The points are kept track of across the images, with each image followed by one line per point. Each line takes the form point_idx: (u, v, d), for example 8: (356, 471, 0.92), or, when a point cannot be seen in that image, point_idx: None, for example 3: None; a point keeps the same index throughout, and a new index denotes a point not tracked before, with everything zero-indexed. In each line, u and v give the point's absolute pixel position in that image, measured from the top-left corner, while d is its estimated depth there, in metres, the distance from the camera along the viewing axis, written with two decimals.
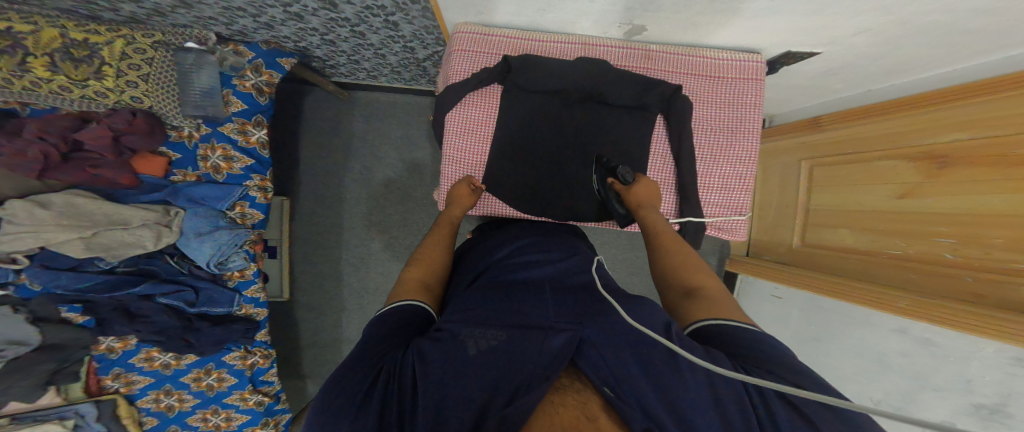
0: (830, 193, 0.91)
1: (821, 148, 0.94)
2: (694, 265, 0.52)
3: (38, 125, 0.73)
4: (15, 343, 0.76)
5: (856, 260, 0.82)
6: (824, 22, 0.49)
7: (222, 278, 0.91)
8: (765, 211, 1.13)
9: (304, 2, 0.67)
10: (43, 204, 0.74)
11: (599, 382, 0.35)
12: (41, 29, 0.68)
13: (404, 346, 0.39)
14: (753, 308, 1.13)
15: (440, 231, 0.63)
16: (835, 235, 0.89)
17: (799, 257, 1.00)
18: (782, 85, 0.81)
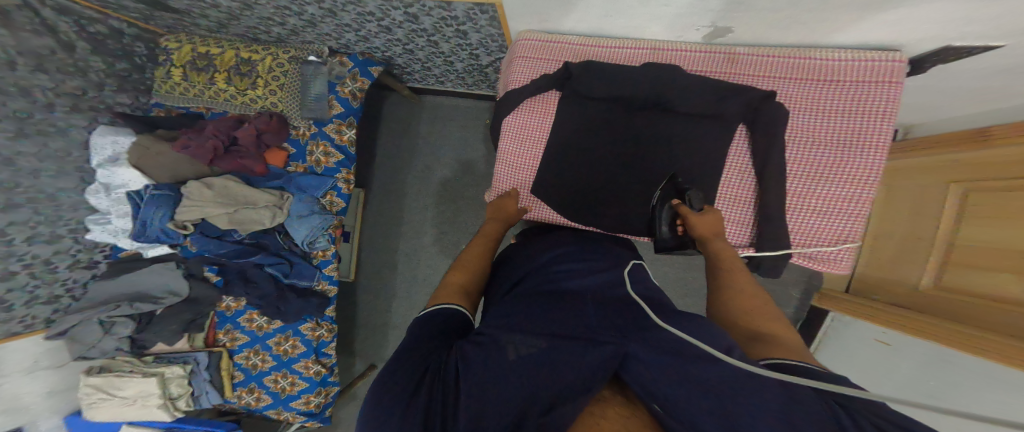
0: (975, 225, 0.66)
1: (979, 166, 0.68)
2: (766, 312, 0.45)
3: (215, 126, 1.00)
4: (173, 293, 1.00)
5: (1001, 314, 0.59)
6: (1007, 8, 0.36)
7: (310, 256, 1.08)
8: (883, 243, 0.89)
9: (392, 16, 0.78)
10: (208, 185, 0.97)
11: (648, 397, 0.31)
12: (224, 52, 0.98)
13: (446, 348, 0.37)
14: (847, 357, 0.90)
15: (480, 243, 0.62)
16: (981, 277, 0.63)
17: (925, 303, 0.75)
18: (922, 87, 0.63)
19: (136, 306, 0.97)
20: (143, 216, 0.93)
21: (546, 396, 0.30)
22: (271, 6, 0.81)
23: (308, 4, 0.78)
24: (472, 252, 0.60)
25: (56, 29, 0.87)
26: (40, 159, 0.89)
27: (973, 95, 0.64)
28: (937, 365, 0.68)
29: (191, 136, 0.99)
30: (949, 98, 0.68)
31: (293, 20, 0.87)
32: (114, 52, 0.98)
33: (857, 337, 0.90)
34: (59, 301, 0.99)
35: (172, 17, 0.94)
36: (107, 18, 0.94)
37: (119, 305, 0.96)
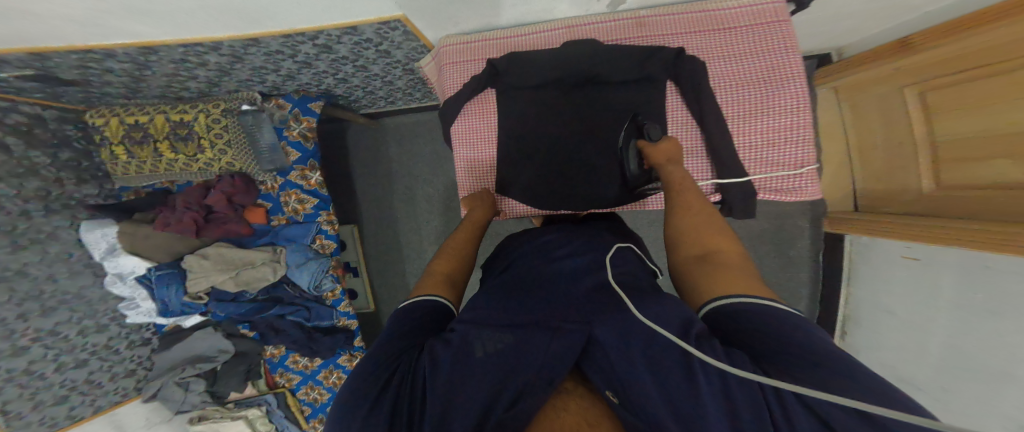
0: (961, 118, 0.64)
1: (922, 71, 0.69)
2: (710, 231, 0.46)
3: (184, 198, 1.04)
4: (223, 350, 1.15)
5: (1006, 198, 0.58)
6: None
7: (323, 298, 1.19)
8: (867, 155, 0.90)
9: (304, 50, 0.76)
10: (204, 256, 1.05)
11: (605, 387, 0.34)
12: (153, 117, 0.95)
13: (418, 346, 0.41)
14: (884, 278, 0.90)
15: (464, 233, 0.64)
16: (985, 168, 0.61)
17: (934, 204, 0.73)
18: (821, 15, 0.67)
19: (198, 366, 1.11)
20: (161, 297, 1.03)
21: (512, 383, 0.35)
22: (168, 62, 0.78)
23: (206, 53, 0.74)
24: (457, 241, 0.62)
25: None
26: (47, 264, 0.94)
27: (891, 10, 0.67)
28: (976, 272, 0.65)
29: (167, 212, 1.03)
30: (852, 21, 0.72)
31: (201, 72, 0.84)
32: (48, 142, 0.92)
33: (886, 252, 0.89)
34: (137, 372, 1.17)
35: (77, 90, 0.87)
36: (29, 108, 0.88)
37: (184, 368, 1.11)
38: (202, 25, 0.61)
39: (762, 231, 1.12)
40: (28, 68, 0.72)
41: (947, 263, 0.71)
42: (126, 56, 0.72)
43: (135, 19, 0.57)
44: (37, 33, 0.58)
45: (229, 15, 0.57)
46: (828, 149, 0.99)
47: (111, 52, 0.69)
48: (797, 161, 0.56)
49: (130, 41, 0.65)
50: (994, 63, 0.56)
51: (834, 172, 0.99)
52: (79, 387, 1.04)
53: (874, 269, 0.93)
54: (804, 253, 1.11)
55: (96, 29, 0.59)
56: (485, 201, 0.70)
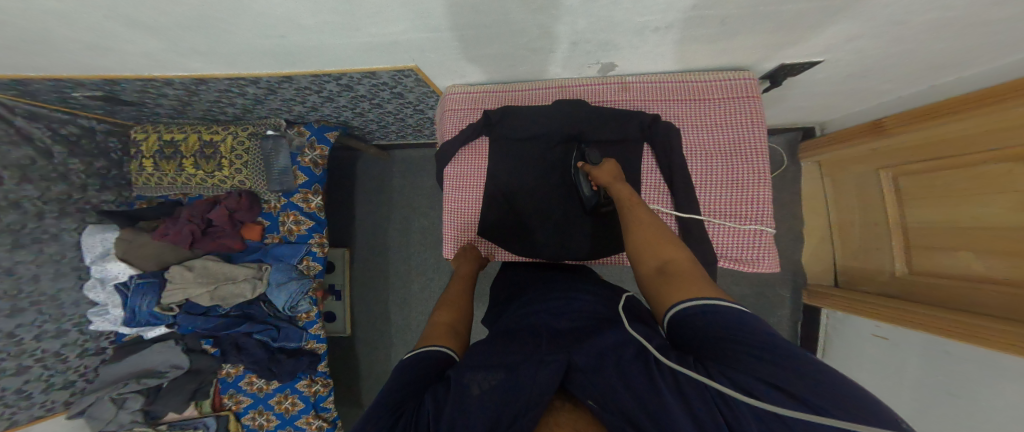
0: (928, 207, 0.70)
1: (902, 154, 0.74)
2: (661, 238, 0.45)
3: (189, 212, 1.07)
4: (176, 366, 1.07)
5: (967, 290, 0.64)
6: (799, 34, 0.45)
7: (296, 319, 1.14)
8: (847, 233, 0.92)
9: (327, 88, 0.84)
10: (189, 267, 1.05)
11: (585, 398, 0.34)
12: (188, 136, 1.03)
13: (418, 395, 0.37)
14: (854, 354, 0.90)
15: (457, 288, 0.63)
16: (950, 258, 0.67)
17: (903, 288, 0.77)
18: (807, 94, 0.70)
19: (143, 381, 1.04)
20: (131, 305, 1.01)
21: (507, 410, 0.32)
22: (213, 91, 0.86)
23: (247, 85, 0.83)
24: (453, 293, 0.61)
25: (31, 137, 0.91)
26: (37, 264, 0.94)
27: (870, 92, 0.70)
28: (937, 358, 0.69)
29: (170, 223, 1.06)
30: (846, 98, 0.74)
31: (240, 100, 0.92)
32: (90, 152, 1.01)
33: (855, 330, 0.90)
34: (74, 385, 1.05)
35: (132, 110, 0.97)
36: (76, 118, 0.97)
37: (126, 383, 1.03)
38: (249, 65, 0.70)
39: (754, 296, 1.07)
40: (99, 91, 0.82)
41: (914, 348, 0.74)
42: (181, 85, 0.81)
43: (195, 57, 0.66)
44: (113, 63, 0.67)
45: (271, 57, 0.65)
46: (810, 220, 1.02)
47: (170, 81, 0.78)
48: (755, 233, 0.60)
49: (187, 73, 0.73)
50: (962, 154, 0.62)
51: (817, 244, 1.01)
52: (6, 398, 0.93)
53: (845, 346, 0.93)
54: (801, 323, 1.05)
55: (158, 63, 0.68)
56: (469, 257, 0.71)
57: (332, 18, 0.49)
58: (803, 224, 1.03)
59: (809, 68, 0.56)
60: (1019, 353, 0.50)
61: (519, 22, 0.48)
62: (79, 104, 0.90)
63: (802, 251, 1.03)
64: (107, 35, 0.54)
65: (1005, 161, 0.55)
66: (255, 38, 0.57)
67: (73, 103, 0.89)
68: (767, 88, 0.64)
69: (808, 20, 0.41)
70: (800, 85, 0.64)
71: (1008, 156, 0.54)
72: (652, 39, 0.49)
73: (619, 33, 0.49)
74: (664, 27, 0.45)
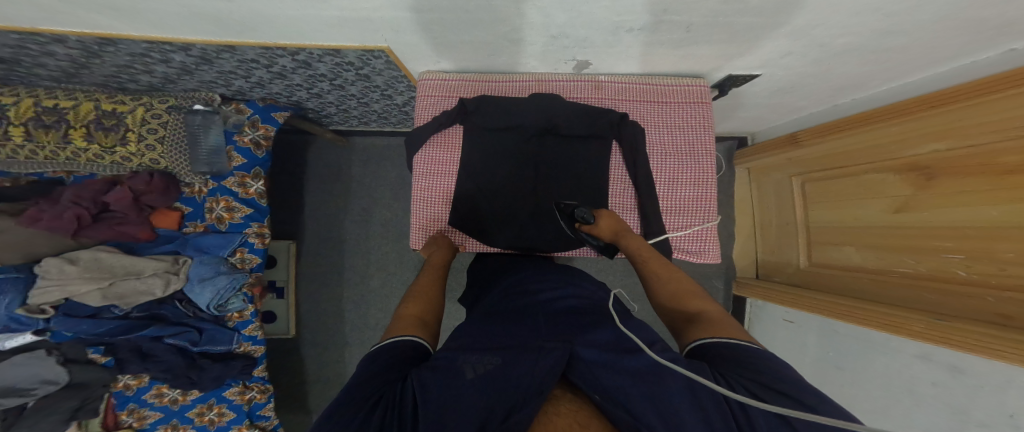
0: (826, 211, 0.85)
1: (809, 164, 0.90)
2: (689, 292, 0.49)
3: (75, 192, 0.87)
4: (48, 381, 0.86)
5: (850, 278, 0.78)
6: (745, 47, 0.53)
7: (223, 319, 0.99)
8: (768, 231, 1.07)
9: (282, 63, 0.76)
10: (72, 260, 0.85)
11: (592, 392, 0.34)
12: (80, 103, 0.83)
13: (403, 379, 0.34)
14: (767, 336, 1.06)
15: (427, 276, 0.60)
16: (840, 253, 0.81)
17: (808, 278, 0.92)
18: (743, 105, 0.83)
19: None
20: None
21: (505, 400, 0.31)
22: (125, 55, 0.72)
23: (172, 52, 0.71)
24: (423, 285, 0.58)
25: None
26: None
27: (791, 107, 0.84)
28: (829, 336, 0.83)
29: (45, 205, 0.84)
30: (770, 111, 0.88)
31: (161, 68, 0.79)
32: None
33: (770, 315, 1.05)
34: None
35: (0, 68, 0.77)
36: None
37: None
38: (175, 29, 0.60)
39: None
40: None
41: (812, 325, 0.88)
42: (79, 44, 0.66)
43: (106, 13, 0.55)
44: None
45: (216, 23, 0.58)
46: (739, 222, 1.17)
47: (62, 38, 0.64)
48: (704, 225, 0.67)
49: (91, 32, 0.61)
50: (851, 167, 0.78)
51: (744, 241, 1.16)
52: None
53: (763, 327, 1.08)
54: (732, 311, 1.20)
55: (53, 16, 0.56)
56: (443, 245, 0.69)
57: None
58: (733, 225, 1.19)
59: (750, 80, 0.66)
60: (883, 327, 0.63)
61: (503, 10, 0.49)
62: None
63: (732, 248, 1.18)
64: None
65: (882, 173, 0.70)
66: (200, 1, 0.50)
67: None
68: (715, 96, 0.74)
69: (753, 34, 0.48)
70: (742, 95, 0.75)
71: (884, 168, 0.70)
72: (622, 39, 0.54)
73: (595, 31, 0.53)
74: (636, 29, 0.50)
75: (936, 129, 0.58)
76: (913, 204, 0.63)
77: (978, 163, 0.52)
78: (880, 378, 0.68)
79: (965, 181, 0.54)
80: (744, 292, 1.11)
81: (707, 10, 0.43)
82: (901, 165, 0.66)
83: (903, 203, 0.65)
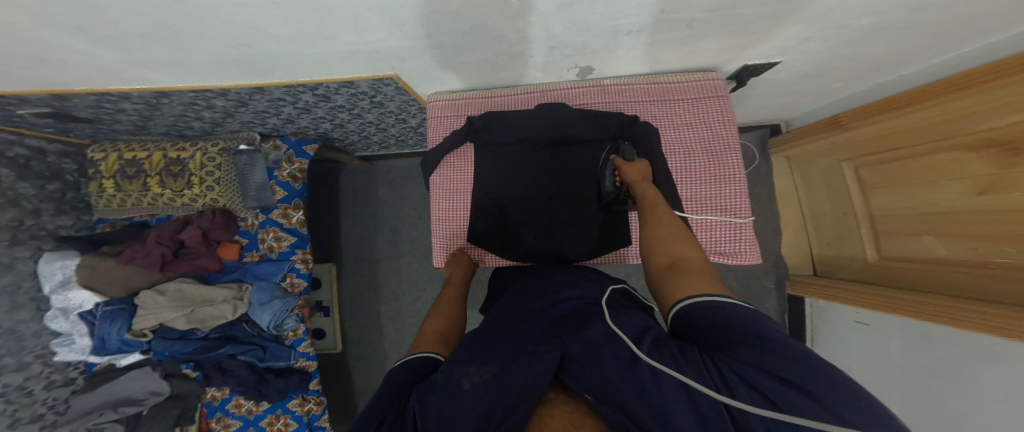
0: (890, 196, 0.76)
1: (860, 147, 0.80)
2: (678, 238, 0.47)
3: (157, 233, 1.00)
4: (155, 393, 1.01)
5: (933, 272, 0.69)
6: (760, 37, 0.48)
7: (282, 337, 1.11)
8: (821, 222, 0.98)
9: (303, 98, 0.81)
10: (161, 291, 0.99)
11: (582, 390, 0.35)
12: (150, 154, 0.96)
13: (407, 395, 0.37)
14: (836, 338, 0.96)
15: (449, 294, 0.62)
16: (916, 243, 0.72)
17: (880, 274, 0.82)
18: (774, 93, 0.75)
19: (120, 409, 0.98)
20: (100, 333, 0.95)
21: (500, 404, 0.33)
22: (178, 104, 0.81)
23: (214, 98, 0.78)
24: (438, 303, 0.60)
25: None
26: None
27: (823, 90, 0.76)
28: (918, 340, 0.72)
29: (136, 246, 0.99)
30: (805, 96, 0.80)
31: (207, 114, 0.87)
32: (41, 174, 0.93)
33: (838, 315, 0.95)
34: (44, 419, 0.96)
35: (88, 127, 0.90)
36: (23, 139, 0.89)
37: (102, 412, 0.97)
38: (213, 76, 0.66)
39: (741, 288, 1.11)
40: (47, 106, 0.76)
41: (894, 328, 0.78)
42: (140, 99, 0.76)
43: (154, 69, 0.62)
44: (63, 78, 0.62)
45: (243, 67, 0.62)
46: (785, 213, 1.08)
47: (127, 95, 0.73)
48: (736, 226, 0.62)
49: (148, 86, 0.69)
50: (913, 148, 0.68)
51: (794, 235, 1.07)
52: None
53: (830, 331, 0.98)
54: (778, 310, 1.11)
55: (115, 77, 0.64)
56: (462, 262, 0.71)
57: (304, 27, 0.48)
58: (778, 218, 1.09)
59: (770, 68, 0.60)
60: (988, 329, 0.54)
61: (498, 27, 0.49)
62: (26, 123, 0.83)
63: (781, 244, 1.09)
64: (47, 47, 0.50)
65: (954, 150, 0.61)
66: (225, 48, 0.54)
67: (18, 122, 0.82)
68: (734, 87, 0.68)
69: (768, 22, 0.44)
70: (760, 84, 0.68)
71: (954, 145, 0.61)
72: (622, 42, 0.51)
73: (594, 37, 0.50)
74: (636, 31, 0.47)
75: (1012, 97, 0.49)
76: (1002, 184, 0.53)
77: None
78: (986, 392, 0.57)
79: None
80: (800, 289, 1.02)
81: (707, 5, 0.40)
82: (972, 141, 0.57)
83: (987, 183, 0.56)
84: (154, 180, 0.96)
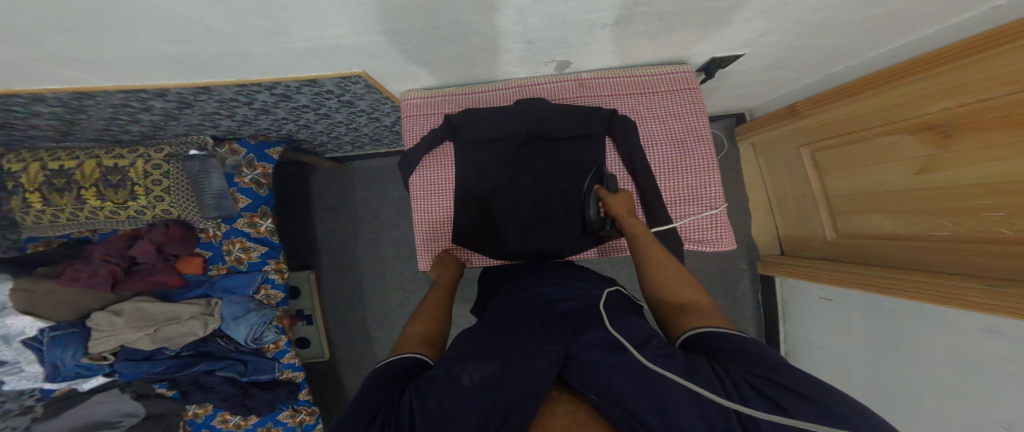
0: (843, 178, 0.82)
1: (815, 133, 0.85)
2: (684, 280, 0.50)
3: (103, 250, 0.91)
4: (129, 414, 0.97)
5: (886, 248, 0.76)
6: (730, 31, 0.49)
7: (262, 350, 1.06)
8: (785, 203, 1.05)
9: (261, 98, 0.74)
10: (117, 312, 0.92)
11: (586, 390, 0.36)
12: (83, 162, 0.85)
13: (401, 392, 0.37)
14: (801, 313, 1.05)
15: (433, 296, 0.61)
16: (868, 220, 0.78)
17: (838, 250, 0.89)
18: (744, 83, 0.78)
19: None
20: (51, 360, 0.86)
21: (499, 407, 0.33)
22: (107, 106, 0.71)
23: (151, 99, 0.70)
24: (428, 304, 0.59)
25: None
26: None
27: (781, 82, 0.79)
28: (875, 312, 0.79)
29: (79, 264, 0.89)
30: (767, 88, 0.84)
31: (146, 116, 0.78)
32: None
33: (805, 295, 1.02)
34: None
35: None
36: None
37: None
38: (144, 74, 0.58)
39: (718, 271, 1.19)
40: None
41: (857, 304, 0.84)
42: (57, 101, 0.66)
43: (71, 67, 0.53)
44: None
45: (181, 64, 0.56)
46: (753, 194, 1.14)
47: (40, 96, 0.63)
48: (712, 214, 0.65)
49: (63, 86, 0.60)
50: (860, 133, 0.74)
51: (762, 217, 1.14)
52: None
53: (797, 307, 1.07)
54: (747, 292, 1.19)
55: (22, 76, 0.55)
56: (451, 264, 0.70)
57: (251, 21, 0.43)
58: (747, 201, 1.16)
59: (734, 61, 0.61)
60: (939, 299, 0.60)
61: (471, 22, 0.46)
62: None
63: (750, 226, 1.16)
64: None
65: (896, 134, 0.66)
66: (158, 44, 0.48)
67: None
68: (703, 80, 0.69)
69: (735, 17, 0.44)
70: (727, 76, 0.70)
71: (896, 129, 0.66)
72: (596, 36, 0.50)
73: (572, 31, 0.49)
74: (609, 24, 0.46)
75: (948, 85, 0.54)
76: (937, 164, 0.59)
77: (998, 116, 0.48)
78: (944, 354, 0.63)
79: (985, 132, 0.50)
80: (771, 269, 1.09)
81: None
82: (911, 126, 0.62)
83: (926, 164, 0.61)
84: (91, 191, 0.86)
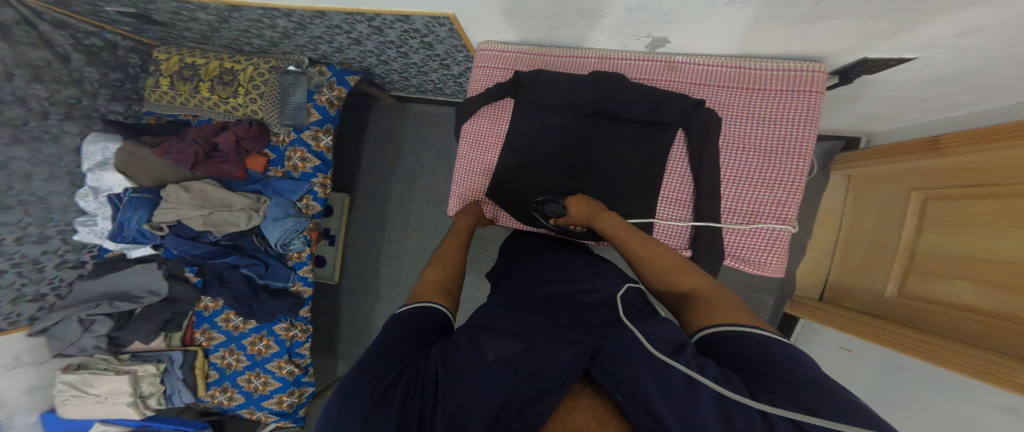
0: (945, 237, 0.68)
1: (938, 177, 0.73)
2: (680, 270, 0.48)
3: (196, 133, 1.04)
4: (152, 292, 1.04)
5: (954, 318, 0.63)
6: (903, 23, 0.43)
7: (285, 257, 1.13)
8: (854, 248, 0.92)
9: (359, 29, 0.80)
10: (186, 188, 1.02)
11: (612, 389, 0.32)
12: (208, 63, 1.00)
13: (426, 350, 0.36)
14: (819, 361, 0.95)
15: (454, 242, 0.61)
16: (949, 286, 0.66)
17: (890, 309, 0.78)
18: (872, 97, 0.70)
19: (115, 304, 1.00)
20: (121, 219, 0.98)
21: (519, 393, 0.31)
22: (245, 20, 0.83)
23: (279, 17, 0.79)
24: (448, 250, 0.58)
25: (52, 43, 0.88)
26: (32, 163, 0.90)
27: (936, 101, 0.68)
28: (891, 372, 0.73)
29: (173, 141, 1.02)
30: (915, 106, 0.73)
31: (269, 33, 0.89)
32: (107, 63, 0.98)
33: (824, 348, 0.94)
34: (44, 300, 0.99)
35: (160, 30, 0.95)
36: (102, 31, 0.94)
37: (99, 304, 0.99)
38: None
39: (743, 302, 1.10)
40: (131, 7, 0.82)
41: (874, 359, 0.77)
42: (215, 11, 0.79)
43: None
44: None
45: None
46: (820, 234, 1.03)
47: (205, 5, 0.76)
48: (773, 236, 0.59)
49: None
50: (989, 185, 0.62)
51: (818, 256, 1.02)
52: None
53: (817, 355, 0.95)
54: None
55: None
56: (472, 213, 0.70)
57: None
58: (809, 238, 1.04)
59: (893, 65, 0.54)
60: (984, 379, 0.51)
61: None
62: (111, 19, 0.89)
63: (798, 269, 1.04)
64: None
65: None
66: None
67: (105, 18, 0.88)
68: (834, 84, 0.63)
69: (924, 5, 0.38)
70: (874, 85, 0.63)
71: None
72: (720, 14, 0.47)
73: (685, 5, 0.46)
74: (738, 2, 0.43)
75: None
76: None
77: None
78: None
79: None
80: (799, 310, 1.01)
81: None
82: None
83: None
84: (204, 84, 1.00)
